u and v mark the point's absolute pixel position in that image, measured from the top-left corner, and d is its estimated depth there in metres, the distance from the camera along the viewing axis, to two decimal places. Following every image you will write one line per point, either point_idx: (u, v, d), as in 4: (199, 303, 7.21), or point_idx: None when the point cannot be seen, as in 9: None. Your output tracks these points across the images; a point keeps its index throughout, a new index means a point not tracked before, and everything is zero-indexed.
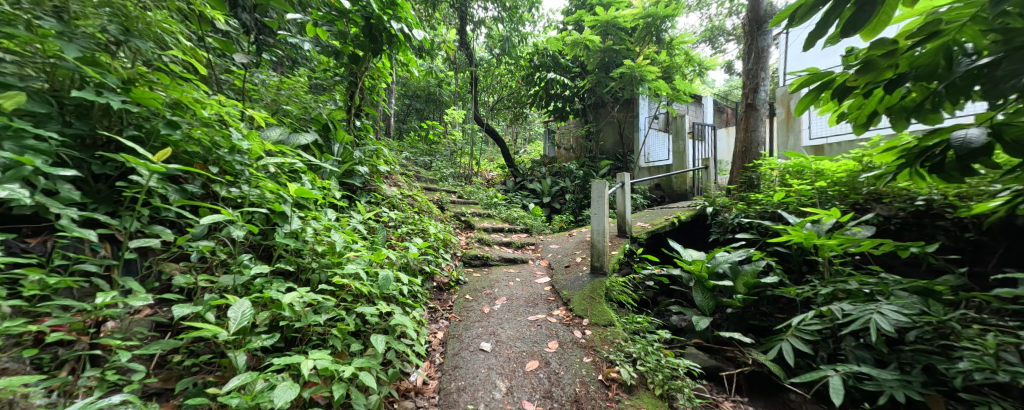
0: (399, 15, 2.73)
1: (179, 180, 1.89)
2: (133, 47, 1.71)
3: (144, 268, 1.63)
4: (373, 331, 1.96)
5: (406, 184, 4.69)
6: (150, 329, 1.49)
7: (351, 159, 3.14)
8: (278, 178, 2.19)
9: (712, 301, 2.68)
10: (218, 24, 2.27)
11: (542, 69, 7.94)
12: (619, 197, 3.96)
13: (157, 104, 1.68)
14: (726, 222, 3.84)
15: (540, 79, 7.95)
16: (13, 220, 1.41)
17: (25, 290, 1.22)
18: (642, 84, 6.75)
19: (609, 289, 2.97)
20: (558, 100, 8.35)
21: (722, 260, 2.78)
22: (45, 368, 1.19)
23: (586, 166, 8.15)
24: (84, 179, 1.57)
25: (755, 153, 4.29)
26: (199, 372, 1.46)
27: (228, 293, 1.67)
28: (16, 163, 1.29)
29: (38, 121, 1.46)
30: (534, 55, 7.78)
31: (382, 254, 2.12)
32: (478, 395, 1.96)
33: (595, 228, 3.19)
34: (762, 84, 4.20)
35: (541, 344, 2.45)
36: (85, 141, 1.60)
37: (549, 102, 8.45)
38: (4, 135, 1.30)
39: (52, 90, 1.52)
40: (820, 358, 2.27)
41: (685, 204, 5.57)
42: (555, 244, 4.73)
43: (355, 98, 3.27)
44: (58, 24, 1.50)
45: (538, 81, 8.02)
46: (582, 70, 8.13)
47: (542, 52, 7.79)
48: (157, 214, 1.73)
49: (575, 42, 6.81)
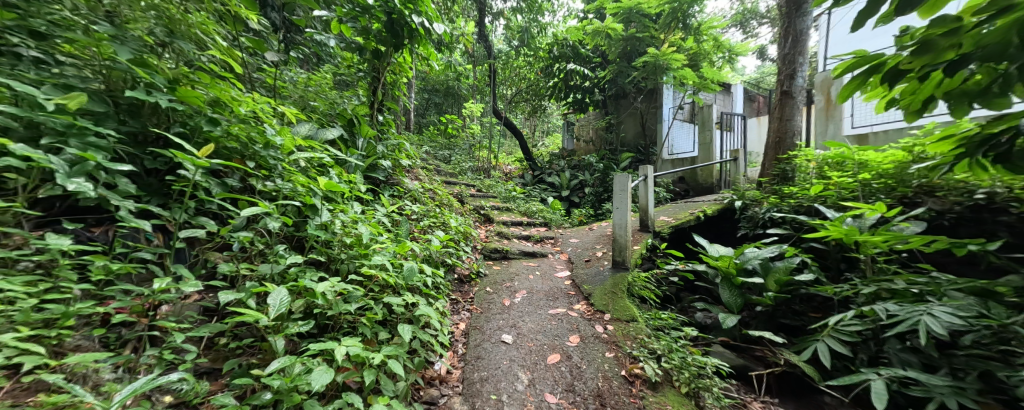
0: (420, 9, 2.79)
1: (220, 175, 2.00)
2: (177, 48, 1.83)
3: (192, 257, 1.75)
4: (399, 320, 2.04)
5: (427, 178, 4.78)
6: (199, 313, 1.59)
7: (375, 153, 3.28)
8: (308, 172, 2.28)
9: (740, 299, 2.61)
10: (250, 24, 2.36)
11: (562, 61, 7.84)
12: (641, 191, 3.88)
13: (199, 103, 1.77)
14: (755, 216, 3.70)
15: (559, 70, 7.88)
16: (81, 211, 1.54)
17: (92, 275, 1.32)
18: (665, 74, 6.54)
19: (632, 284, 2.96)
20: (577, 91, 8.25)
21: (752, 256, 2.69)
22: (111, 346, 1.30)
23: (607, 158, 8.02)
24: (138, 173, 1.70)
25: (790, 144, 4.07)
26: (243, 354, 1.55)
27: (267, 281, 1.76)
28: (82, 159, 1.40)
29: (97, 119, 1.58)
30: (552, 45, 7.70)
31: (405, 246, 2.20)
32: (501, 386, 1.99)
33: (617, 222, 3.15)
34: (801, 69, 3.96)
35: (562, 337, 2.46)
36: (138, 138, 1.72)
37: (568, 93, 8.36)
38: (70, 133, 1.41)
39: (108, 90, 1.63)
40: (860, 360, 2.16)
41: (713, 198, 5.39)
42: (575, 238, 4.72)
43: (377, 93, 3.38)
44: (111, 29, 1.61)
45: (557, 72, 7.95)
46: (603, 60, 7.98)
47: (562, 42, 7.69)
48: (202, 206, 1.85)
49: (596, 31, 6.69)
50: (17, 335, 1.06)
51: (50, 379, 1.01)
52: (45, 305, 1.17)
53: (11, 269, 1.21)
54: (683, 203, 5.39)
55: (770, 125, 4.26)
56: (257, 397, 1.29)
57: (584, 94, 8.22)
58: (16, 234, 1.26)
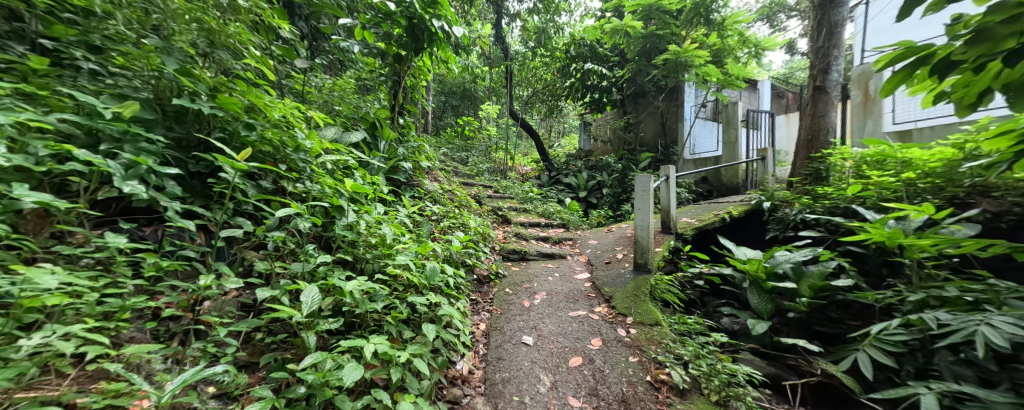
0: (439, 13, 2.87)
1: (255, 177, 2.10)
2: (217, 58, 1.93)
3: (230, 255, 1.84)
4: (422, 319, 2.08)
5: (445, 179, 4.85)
6: (238, 309, 1.67)
7: (395, 156, 3.37)
8: (335, 174, 2.36)
9: (771, 304, 2.50)
10: (280, 33, 2.47)
11: (579, 61, 7.76)
12: (663, 191, 3.79)
13: (237, 109, 1.87)
14: (786, 218, 3.55)
15: (576, 70, 7.82)
16: (133, 212, 1.65)
17: (144, 271, 1.40)
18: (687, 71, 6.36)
19: (655, 287, 2.90)
20: (595, 91, 8.18)
21: (783, 260, 2.59)
22: (162, 339, 1.39)
23: (626, 158, 7.89)
24: (183, 176, 1.81)
25: (824, 142, 3.88)
26: (278, 348, 1.62)
27: (299, 279, 1.83)
28: (135, 163, 1.50)
29: (148, 126, 1.69)
30: (569, 45, 7.64)
31: (427, 247, 2.24)
32: (523, 388, 1.99)
33: (638, 224, 3.09)
34: (836, 63, 3.76)
35: (584, 340, 2.43)
36: (182, 143, 1.83)
37: (585, 93, 8.28)
38: (125, 139, 1.51)
39: (157, 98, 1.74)
40: (907, 373, 2.02)
41: (740, 198, 5.20)
42: (594, 239, 4.67)
43: (398, 97, 3.47)
44: (159, 42, 1.72)
45: (575, 73, 7.89)
46: (622, 58, 7.87)
47: (580, 42, 7.64)
48: (239, 207, 1.94)
49: (615, 30, 6.60)
50: (82, 326, 1.15)
51: (112, 368, 1.09)
52: (105, 299, 1.26)
53: (75, 265, 1.31)
54: (706, 204, 5.23)
55: (802, 122, 4.06)
56: (292, 390, 1.35)
57: (602, 93, 8.12)
58: (79, 232, 1.36)
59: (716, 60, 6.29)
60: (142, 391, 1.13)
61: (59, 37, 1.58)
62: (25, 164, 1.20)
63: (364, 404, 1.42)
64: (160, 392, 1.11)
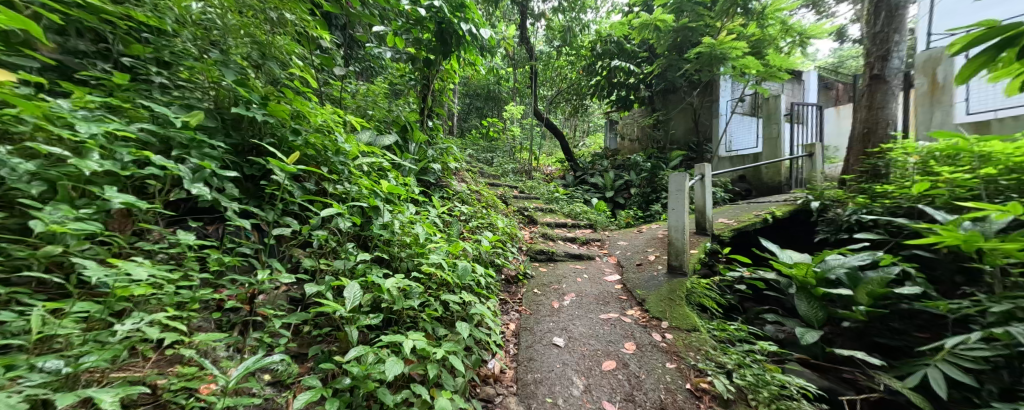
0: (467, 16, 2.96)
1: (300, 179, 2.23)
2: (267, 69, 2.07)
3: (280, 252, 1.97)
4: (455, 317, 2.12)
5: (472, 180, 4.93)
6: (287, 303, 1.78)
7: (425, 157, 3.48)
8: (371, 176, 2.46)
9: (822, 312, 2.34)
10: (321, 42, 2.62)
11: (605, 58, 7.60)
12: (698, 191, 3.65)
13: (286, 116, 2.00)
14: (838, 219, 3.31)
15: (602, 67, 7.69)
16: (198, 211, 1.81)
17: (209, 266, 1.53)
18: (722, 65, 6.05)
19: (691, 291, 2.80)
20: (622, 88, 7.99)
21: (836, 265, 2.40)
22: (224, 328, 1.52)
23: (656, 157, 7.66)
24: (239, 179, 1.96)
25: (883, 135, 3.57)
26: (323, 341, 1.71)
27: (341, 275, 1.92)
28: (201, 167, 1.64)
29: (210, 133, 1.84)
30: (596, 43, 7.51)
31: (458, 246, 2.29)
32: (556, 390, 1.98)
33: (673, 224, 2.99)
34: (897, 49, 3.44)
35: (617, 344, 2.39)
36: (238, 149, 1.98)
37: (612, 91, 8.12)
38: (191, 146, 1.66)
39: (217, 108, 1.89)
40: (988, 392, 1.81)
41: (785, 197, 4.89)
42: (623, 240, 4.55)
43: (427, 100, 3.58)
44: (219, 56, 1.87)
45: (601, 70, 7.76)
46: (651, 54, 7.65)
47: (606, 39, 7.50)
48: (286, 207, 2.07)
49: (644, 25, 6.42)
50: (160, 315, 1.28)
51: (185, 354, 1.20)
52: (179, 291, 1.39)
53: (153, 260, 1.45)
54: (745, 204, 4.97)
55: (857, 115, 3.76)
56: (338, 381, 1.42)
57: (629, 90, 7.95)
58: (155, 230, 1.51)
59: (755, 51, 5.95)
60: (210, 376, 1.25)
61: (136, 55, 1.75)
62: (114, 169, 1.34)
63: (404, 397, 1.47)
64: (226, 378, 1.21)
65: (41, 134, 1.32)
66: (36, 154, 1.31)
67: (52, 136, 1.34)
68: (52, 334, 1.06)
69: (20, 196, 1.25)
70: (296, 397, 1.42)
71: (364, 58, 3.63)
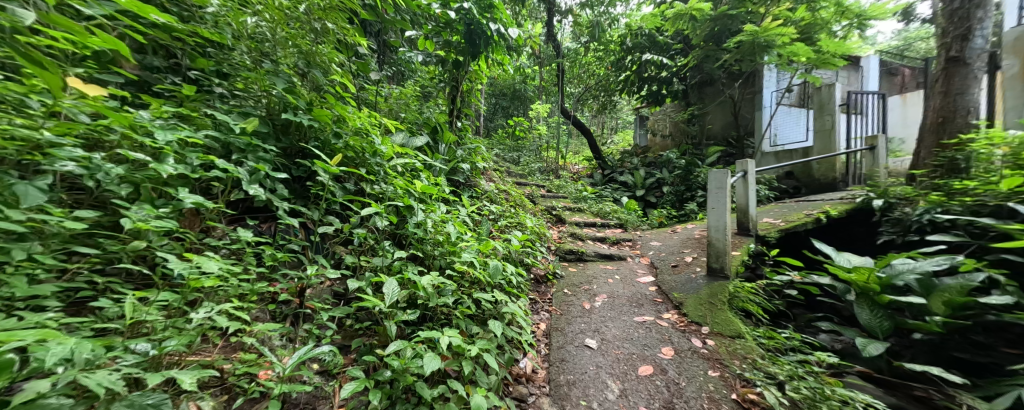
0: (495, 16, 3.00)
1: (341, 180, 2.35)
2: (312, 76, 2.19)
3: (324, 249, 2.09)
4: (487, 315, 2.16)
5: (499, 179, 4.98)
6: (331, 297, 1.89)
7: (455, 157, 3.56)
8: (405, 176, 2.55)
9: (887, 322, 2.16)
10: (358, 49, 2.74)
11: (636, 52, 7.41)
12: (740, 188, 3.47)
13: (329, 121, 2.11)
14: (903, 220, 3.11)
15: (632, 62, 7.50)
16: (254, 210, 1.96)
17: (264, 261, 1.65)
18: (767, 53, 5.72)
19: (733, 295, 2.67)
20: (654, 82, 7.76)
21: (904, 270, 2.25)
22: (278, 319, 1.63)
23: (690, 154, 7.38)
24: (289, 180, 2.09)
25: (962, 124, 3.23)
26: (364, 334, 1.80)
27: (379, 272, 2.01)
28: (257, 170, 1.77)
29: (264, 138, 1.98)
30: (625, 37, 7.35)
31: (489, 245, 2.32)
32: (590, 393, 1.96)
33: (713, 224, 2.87)
34: (980, 26, 3.11)
35: (653, 348, 2.33)
36: (287, 152, 2.12)
37: (642, 85, 7.90)
38: (247, 150, 1.79)
39: (269, 115, 2.04)
40: None
41: (839, 195, 4.53)
42: (657, 241, 4.42)
43: (457, 101, 3.66)
44: (272, 66, 2.01)
45: (630, 65, 7.58)
46: (685, 45, 7.37)
47: (637, 32, 7.27)
48: (329, 207, 2.19)
49: (679, 15, 6.18)
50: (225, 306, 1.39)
51: (247, 342, 1.31)
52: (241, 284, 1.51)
53: (216, 256, 1.59)
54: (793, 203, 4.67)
55: (931, 102, 3.43)
56: (379, 374, 1.49)
57: (660, 84, 7.69)
58: (220, 228, 1.65)
59: (805, 37, 5.57)
60: (268, 364, 1.36)
61: (202, 68, 1.92)
62: (186, 173, 1.48)
63: (441, 392, 1.52)
64: (283, 366, 1.32)
65: (126, 142, 1.47)
66: (123, 160, 1.47)
67: (135, 144, 1.49)
68: (141, 320, 1.18)
69: (111, 197, 1.40)
70: (341, 386, 1.50)
71: (397, 62, 3.75)
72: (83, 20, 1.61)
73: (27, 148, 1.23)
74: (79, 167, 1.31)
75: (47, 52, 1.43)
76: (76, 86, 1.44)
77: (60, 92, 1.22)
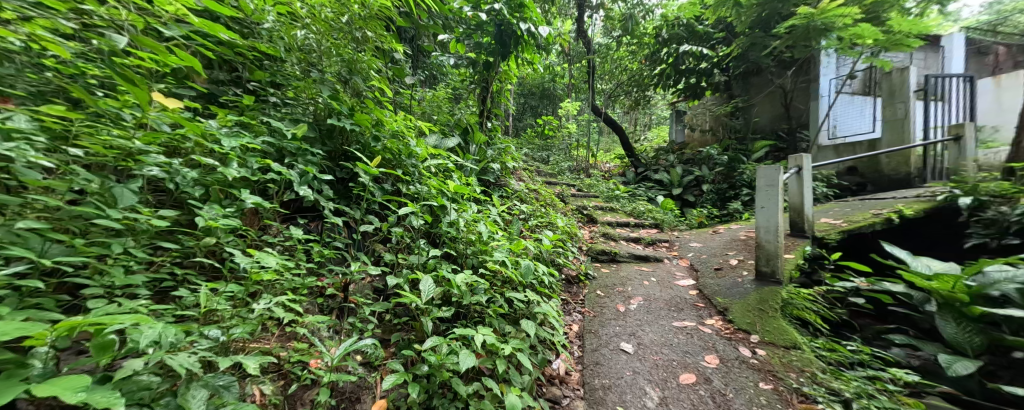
0: (525, 15, 3.05)
1: (379, 181, 2.46)
2: (352, 82, 2.31)
3: (366, 247, 2.20)
4: (520, 315, 2.18)
5: (529, 179, 5.00)
6: (372, 293, 1.99)
7: (485, 157, 3.61)
8: (438, 177, 2.63)
9: (980, 338, 1.95)
10: (395, 54, 2.85)
11: (672, 44, 7.15)
12: (793, 185, 3.27)
13: (370, 125, 2.22)
14: (998, 221, 2.94)
15: (667, 54, 7.24)
16: (303, 210, 2.10)
17: (313, 257, 1.77)
18: (825, 37, 5.30)
19: (788, 302, 2.54)
20: (692, 75, 7.47)
21: (1000, 279, 2.03)
22: (325, 312, 1.75)
23: (732, 149, 7.03)
24: (333, 181, 2.23)
25: None
26: (403, 329, 1.89)
27: (416, 269, 2.08)
28: (306, 173, 1.90)
29: (311, 142, 2.12)
30: (660, 28, 7.18)
31: (521, 244, 2.34)
32: (627, 398, 1.92)
33: (762, 225, 2.73)
34: None
35: (695, 356, 2.25)
36: (332, 155, 2.25)
37: (679, 78, 7.61)
38: (297, 154, 1.93)
39: (316, 121, 2.17)
40: None
41: (909, 194, 4.12)
42: (695, 242, 4.25)
43: (487, 102, 3.72)
44: (319, 74, 2.14)
45: (665, 58, 7.33)
46: (727, 34, 7.01)
47: (675, 22, 7.09)
48: (369, 207, 2.30)
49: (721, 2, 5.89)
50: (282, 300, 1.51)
51: (300, 333, 1.42)
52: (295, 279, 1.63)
53: (272, 252, 1.72)
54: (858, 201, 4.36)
55: None
56: (418, 368, 1.56)
57: (699, 76, 7.47)
58: (276, 227, 1.78)
59: (872, 17, 5.12)
60: (317, 354, 1.46)
61: (258, 77, 2.08)
62: (247, 176, 1.62)
63: (476, 389, 1.56)
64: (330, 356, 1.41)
65: (198, 149, 1.64)
66: (196, 165, 1.63)
67: (206, 150, 1.65)
68: (213, 310, 1.32)
69: (187, 198, 1.56)
70: (383, 378, 1.59)
71: (429, 66, 3.87)
72: (162, 39, 1.79)
73: (122, 156, 1.41)
74: (162, 172, 1.48)
75: (136, 70, 1.61)
76: (157, 99, 1.58)
77: (150, 105, 1.40)
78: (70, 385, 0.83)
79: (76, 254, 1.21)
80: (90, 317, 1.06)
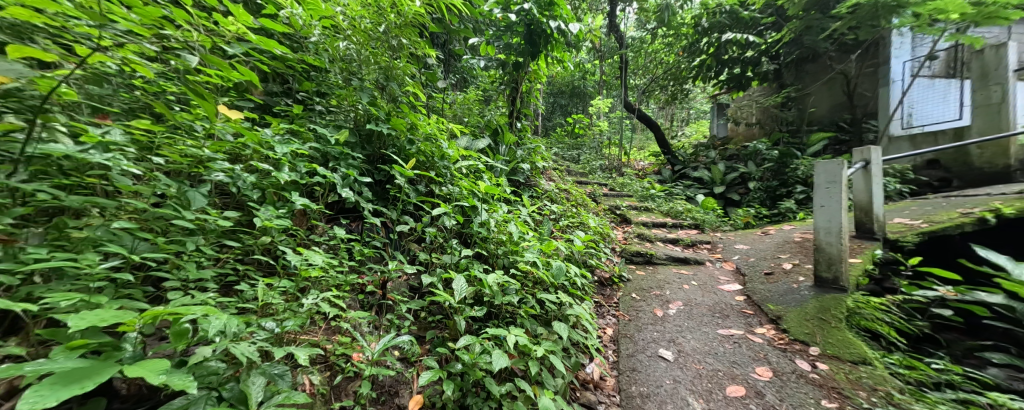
0: (556, 13, 3.06)
1: (415, 184, 2.57)
2: (388, 89, 2.44)
3: (402, 247, 2.31)
4: (551, 317, 2.18)
5: (559, 178, 4.96)
6: (408, 291, 2.09)
7: (515, 158, 3.64)
8: (469, 178, 2.70)
9: None
10: (427, 59, 2.96)
11: (713, 32, 6.71)
12: (859, 182, 2.97)
13: (404, 128, 2.35)
14: None
15: (708, 44, 6.82)
16: (345, 211, 2.27)
17: (354, 256, 1.89)
18: (897, 14, 4.75)
19: (854, 311, 2.31)
20: (737, 64, 7.00)
21: None
22: (365, 308, 1.86)
23: (785, 143, 6.51)
24: (372, 184, 2.37)
25: None
26: (437, 326, 1.96)
27: (449, 269, 2.15)
28: (348, 176, 2.03)
29: (352, 148, 2.28)
30: (701, 16, 6.77)
31: (552, 245, 2.34)
32: (667, 407, 1.83)
33: (823, 226, 2.52)
34: None
35: (744, 367, 2.11)
36: (371, 160, 2.39)
37: (722, 68, 7.17)
38: (341, 159, 2.07)
39: (356, 127, 2.33)
40: None
41: (1010, 190, 3.57)
42: (742, 244, 3.99)
43: (516, 102, 3.75)
44: (359, 83, 2.29)
45: (705, 48, 6.94)
46: (778, 18, 6.51)
47: (716, 9, 6.61)
48: (405, 209, 2.42)
49: None
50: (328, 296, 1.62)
51: (343, 328, 1.52)
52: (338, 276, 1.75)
53: (319, 251, 1.86)
54: (940, 199, 3.85)
55: None
56: (451, 366, 1.60)
57: (744, 65, 6.98)
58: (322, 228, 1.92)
59: None
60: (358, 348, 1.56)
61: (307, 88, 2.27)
62: (297, 179, 1.77)
63: (508, 390, 1.57)
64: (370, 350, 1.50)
65: (255, 155, 1.83)
66: (253, 169, 1.81)
67: (262, 156, 1.83)
68: (268, 303, 1.45)
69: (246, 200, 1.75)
70: (420, 374, 1.66)
71: (459, 69, 3.98)
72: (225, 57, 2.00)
73: (195, 163, 1.59)
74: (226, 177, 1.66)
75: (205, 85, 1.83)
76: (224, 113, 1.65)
77: (216, 117, 1.38)
78: (154, 367, 0.87)
79: (159, 250, 1.37)
80: (170, 307, 1.15)
